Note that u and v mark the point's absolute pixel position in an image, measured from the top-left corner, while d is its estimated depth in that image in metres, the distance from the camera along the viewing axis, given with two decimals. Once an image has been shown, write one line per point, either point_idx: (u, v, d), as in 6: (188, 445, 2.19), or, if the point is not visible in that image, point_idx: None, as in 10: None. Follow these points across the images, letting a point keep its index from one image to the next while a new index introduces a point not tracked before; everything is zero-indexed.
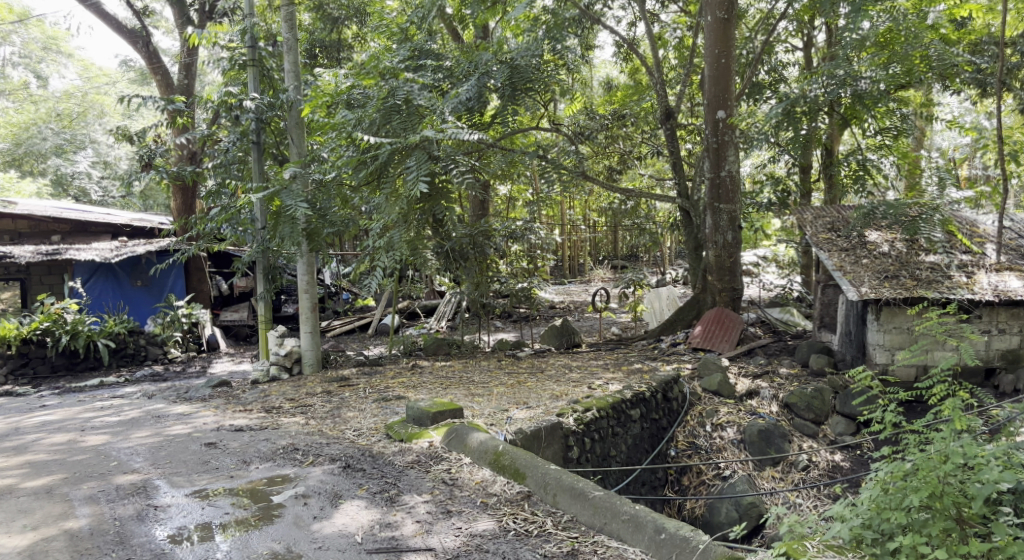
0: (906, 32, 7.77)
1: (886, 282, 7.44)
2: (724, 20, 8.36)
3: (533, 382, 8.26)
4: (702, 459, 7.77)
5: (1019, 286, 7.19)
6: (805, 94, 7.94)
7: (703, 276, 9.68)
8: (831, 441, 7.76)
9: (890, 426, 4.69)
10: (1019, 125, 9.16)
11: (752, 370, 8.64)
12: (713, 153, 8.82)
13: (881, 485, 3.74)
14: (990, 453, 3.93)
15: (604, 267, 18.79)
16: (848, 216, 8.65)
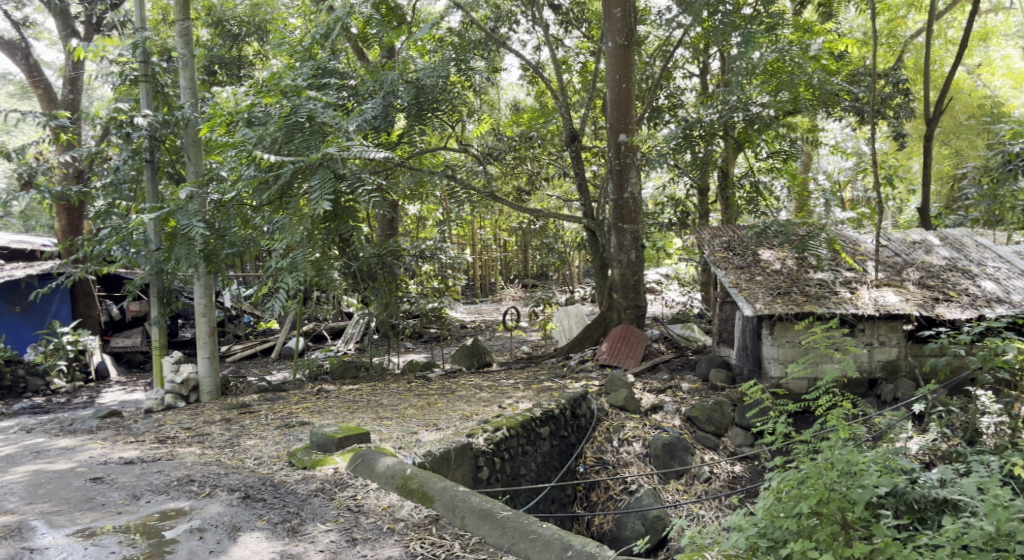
0: (792, 63, 8.04)
1: (779, 298, 7.82)
2: (624, 46, 8.65)
3: (443, 403, 8.21)
4: (609, 474, 7.91)
5: (896, 301, 7.69)
6: (701, 119, 8.35)
7: (609, 294, 9.90)
8: (731, 452, 8.00)
9: (783, 439, 5.57)
10: (893, 150, 9.86)
11: (656, 386, 8.87)
12: (616, 174, 9.07)
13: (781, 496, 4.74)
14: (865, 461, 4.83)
15: (515, 286, 18.92)
16: (742, 236, 9.05)
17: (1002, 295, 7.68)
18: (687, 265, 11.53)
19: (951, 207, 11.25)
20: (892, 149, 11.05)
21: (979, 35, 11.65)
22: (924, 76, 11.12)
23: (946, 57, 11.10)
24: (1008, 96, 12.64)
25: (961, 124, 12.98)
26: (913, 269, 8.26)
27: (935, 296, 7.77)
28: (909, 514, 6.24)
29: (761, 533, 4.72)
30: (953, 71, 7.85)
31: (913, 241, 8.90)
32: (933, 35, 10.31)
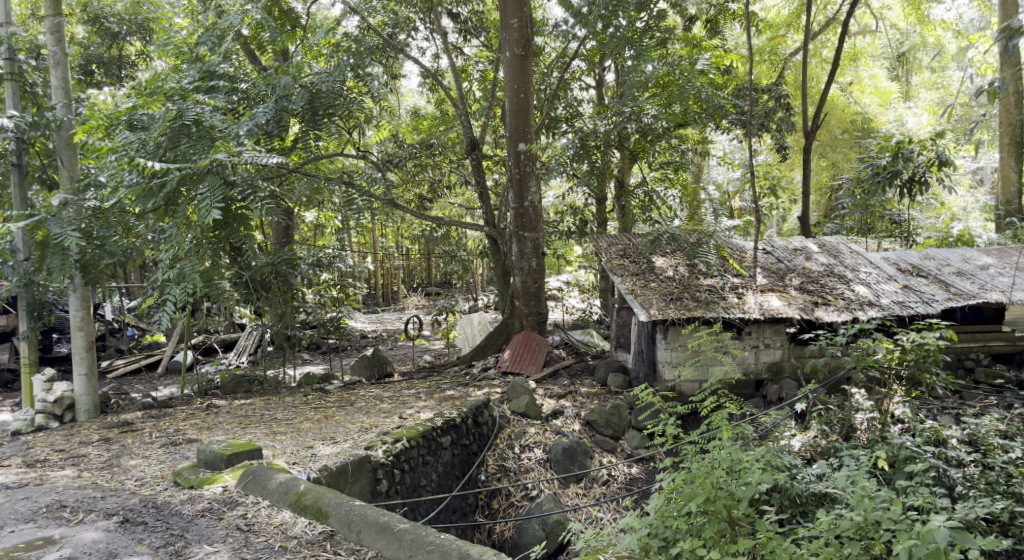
0: (682, 75, 8.35)
1: (672, 304, 8.06)
2: (521, 56, 8.75)
3: (341, 415, 8.02)
4: (510, 481, 7.94)
5: (779, 305, 8.09)
6: (596, 130, 8.56)
7: (511, 301, 9.97)
8: (628, 455, 8.18)
9: (672, 439, 6.20)
10: (775, 162, 10.42)
11: (557, 391, 8.97)
12: (516, 183, 9.15)
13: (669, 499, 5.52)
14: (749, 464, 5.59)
15: (418, 294, 18.78)
16: (638, 243, 9.32)
17: (873, 298, 8.18)
18: (587, 272, 11.74)
19: (828, 215, 11.97)
20: (774, 161, 11.67)
21: (849, 56, 12.52)
22: (801, 93, 11.83)
23: (821, 75, 11.85)
24: (876, 113, 13.61)
25: (836, 138, 13.86)
26: (794, 275, 8.72)
27: (814, 300, 8.22)
28: (791, 508, 6.61)
29: (654, 533, 5.52)
30: (828, 89, 8.36)
31: (794, 249, 9.41)
32: (809, 54, 10.98)
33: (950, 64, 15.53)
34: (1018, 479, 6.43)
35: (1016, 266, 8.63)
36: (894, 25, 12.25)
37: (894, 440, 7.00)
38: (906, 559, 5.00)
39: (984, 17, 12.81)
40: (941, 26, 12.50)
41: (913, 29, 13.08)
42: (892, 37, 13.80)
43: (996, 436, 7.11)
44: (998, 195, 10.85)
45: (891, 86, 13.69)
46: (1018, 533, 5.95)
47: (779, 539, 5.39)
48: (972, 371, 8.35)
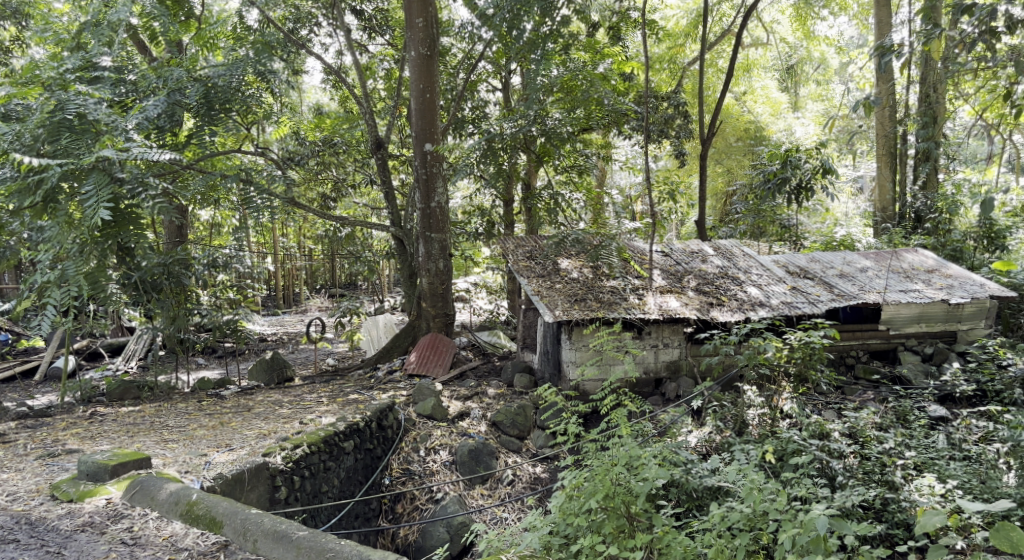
0: (584, 80, 8.77)
1: (576, 305, 8.24)
2: (427, 57, 8.74)
3: (238, 422, 7.74)
4: (415, 484, 7.84)
5: (677, 305, 8.39)
6: (502, 131, 8.60)
7: (417, 303, 9.91)
8: (533, 454, 8.23)
9: (574, 437, 6.36)
10: (672, 168, 10.82)
11: (463, 392, 8.96)
12: (422, 183, 9.09)
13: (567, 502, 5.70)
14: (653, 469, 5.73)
15: (321, 296, 18.43)
16: (544, 245, 9.46)
17: (764, 299, 8.57)
18: (494, 273, 11.80)
19: (723, 219, 12.50)
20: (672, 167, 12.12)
21: (742, 67, 13.14)
22: (698, 101, 12.32)
23: (717, 84, 12.41)
24: (768, 122, 14.32)
25: (731, 145, 14.49)
26: (691, 277, 9.05)
27: (709, 301, 8.56)
28: (688, 502, 6.83)
29: (556, 531, 5.75)
30: (722, 97, 8.75)
31: (691, 251, 9.77)
32: (705, 64, 11.50)
33: (834, 77, 16.54)
34: (891, 467, 6.88)
35: (890, 269, 9.27)
36: (783, 38, 12.96)
37: (782, 434, 7.35)
38: (790, 547, 5.26)
39: (863, 35, 13.73)
40: (825, 42, 13.31)
41: (800, 43, 13.90)
42: (781, 50, 14.59)
43: (872, 428, 7.58)
44: (876, 202, 11.53)
45: (781, 97, 14.47)
46: (890, 518, 6.38)
47: (674, 532, 5.62)
48: (853, 367, 8.81)
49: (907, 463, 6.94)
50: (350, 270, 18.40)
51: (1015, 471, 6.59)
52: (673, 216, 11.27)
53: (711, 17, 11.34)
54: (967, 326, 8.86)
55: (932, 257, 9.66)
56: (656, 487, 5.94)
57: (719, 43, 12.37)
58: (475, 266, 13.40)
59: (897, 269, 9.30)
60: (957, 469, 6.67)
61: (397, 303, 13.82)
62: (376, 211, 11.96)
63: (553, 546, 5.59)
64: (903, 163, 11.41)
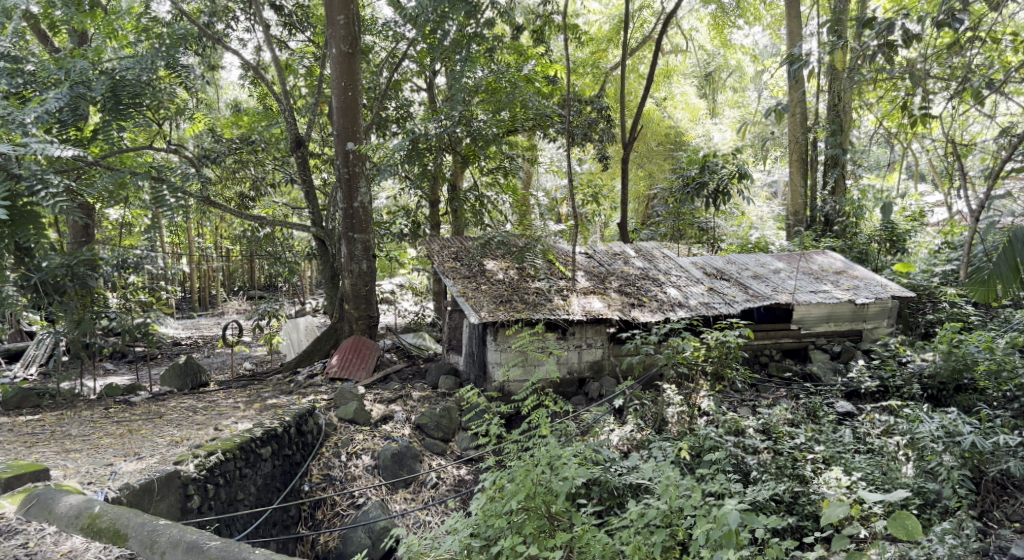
0: (508, 83, 8.83)
1: (501, 306, 8.26)
2: (348, 54, 8.67)
3: (148, 429, 7.42)
4: (336, 490, 7.65)
5: (600, 306, 8.52)
6: (426, 132, 8.56)
7: (340, 305, 9.76)
8: (457, 456, 8.17)
9: (496, 438, 6.42)
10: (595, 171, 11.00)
11: (386, 396, 8.84)
12: (345, 183, 8.98)
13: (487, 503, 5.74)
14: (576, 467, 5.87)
15: (240, 298, 17.93)
16: (469, 247, 9.45)
17: (683, 300, 8.79)
18: (419, 274, 11.73)
19: (645, 222, 12.77)
20: (594, 170, 12.31)
21: (663, 72, 13.49)
22: (620, 106, 12.60)
23: (638, 90, 12.69)
24: (687, 127, 14.78)
25: (652, 149, 14.85)
26: (614, 278, 9.22)
27: (631, 302, 8.72)
28: (609, 500, 6.93)
29: (477, 533, 5.75)
30: (643, 102, 8.98)
31: (613, 253, 9.94)
32: (626, 69, 11.80)
33: (748, 85, 17.22)
34: (802, 462, 7.14)
35: (801, 270, 9.66)
36: (701, 46, 13.40)
37: (700, 431, 7.54)
38: (705, 541, 5.40)
39: (776, 45, 14.32)
40: (741, 50, 13.83)
41: (717, 51, 14.38)
42: (699, 58, 15.07)
43: (784, 424, 7.85)
44: (789, 207, 11.98)
45: (700, 103, 14.93)
46: (800, 511, 6.62)
47: (593, 530, 5.68)
48: (766, 366, 9.11)
49: (817, 457, 7.22)
50: (270, 271, 17.98)
51: (913, 462, 6.97)
52: (597, 218, 11.44)
53: (631, 24, 11.63)
54: (871, 324, 9.26)
55: (839, 258, 10.12)
56: (576, 486, 5.99)
57: (640, 49, 12.69)
58: (400, 267, 13.29)
59: (807, 271, 9.70)
60: (862, 461, 7.00)
61: (318, 305, 13.56)
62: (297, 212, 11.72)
63: (475, 548, 5.59)
64: (813, 168, 11.89)
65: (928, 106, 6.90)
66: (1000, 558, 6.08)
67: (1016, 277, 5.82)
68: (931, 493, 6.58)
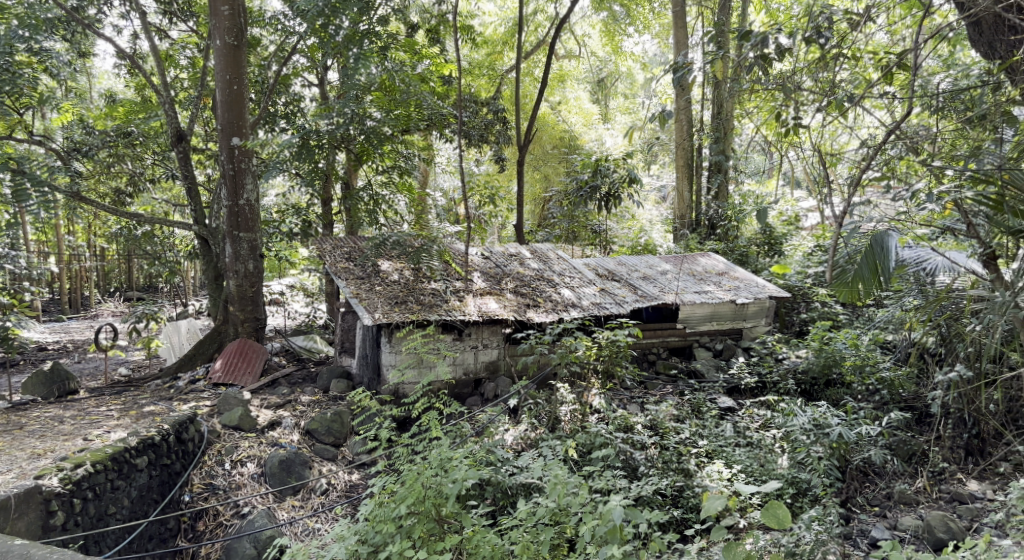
0: (402, 81, 8.80)
1: (396, 307, 8.15)
2: (233, 46, 8.47)
3: (6, 441, 6.87)
4: (219, 500, 7.25)
5: (495, 307, 8.56)
6: (317, 128, 8.37)
7: (224, 307, 9.41)
8: (349, 461, 7.96)
9: (387, 443, 6.34)
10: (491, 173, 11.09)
11: (274, 401, 8.55)
12: (230, 180, 8.73)
13: (375, 509, 5.66)
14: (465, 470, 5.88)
15: (116, 300, 17.00)
16: (362, 247, 9.31)
17: (576, 300, 8.97)
18: (312, 275, 11.48)
19: (541, 223, 12.97)
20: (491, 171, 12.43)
21: (558, 76, 13.79)
22: (515, 108, 12.77)
23: (534, 93, 12.92)
24: (580, 131, 15.20)
25: (548, 152, 15.16)
26: (509, 279, 9.30)
27: (526, 302, 8.80)
28: (503, 500, 6.94)
29: (364, 539, 5.66)
30: (538, 105, 9.15)
31: (509, 254, 10.03)
32: (522, 72, 12.02)
33: (638, 93, 18.00)
34: (687, 456, 7.38)
35: (685, 271, 10.07)
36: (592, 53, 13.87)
37: (591, 428, 7.66)
38: (590, 538, 5.47)
39: (665, 54, 14.94)
40: (631, 58, 14.40)
41: (610, 57, 14.84)
42: (592, 63, 15.49)
43: (671, 419, 8.11)
44: (676, 210, 12.49)
45: (592, 108, 15.40)
46: (685, 504, 6.86)
47: (482, 531, 5.69)
48: (654, 363, 9.39)
49: (700, 451, 7.51)
50: (150, 271, 17.17)
51: (787, 453, 7.34)
52: (494, 219, 11.53)
53: (525, 28, 11.87)
54: (750, 324, 9.76)
55: (722, 261, 10.62)
56: (466, 488, 5.94)
57: (535, 52, 12.97)
58: (291, 267, 12.96)
59: (692, 271, 10.13)
60: (741, 454, 7.32)
61: (203, 307, 13.03)
62: (180, 208, 11.23)
63: (361, 554, 5.52)
64: (696, 173, 12.49)
65: (800, 118, 7.29)
66: (862, 540, 6.51)
67: (875, 280, 6.20)
68: (803, 482, 6.93)
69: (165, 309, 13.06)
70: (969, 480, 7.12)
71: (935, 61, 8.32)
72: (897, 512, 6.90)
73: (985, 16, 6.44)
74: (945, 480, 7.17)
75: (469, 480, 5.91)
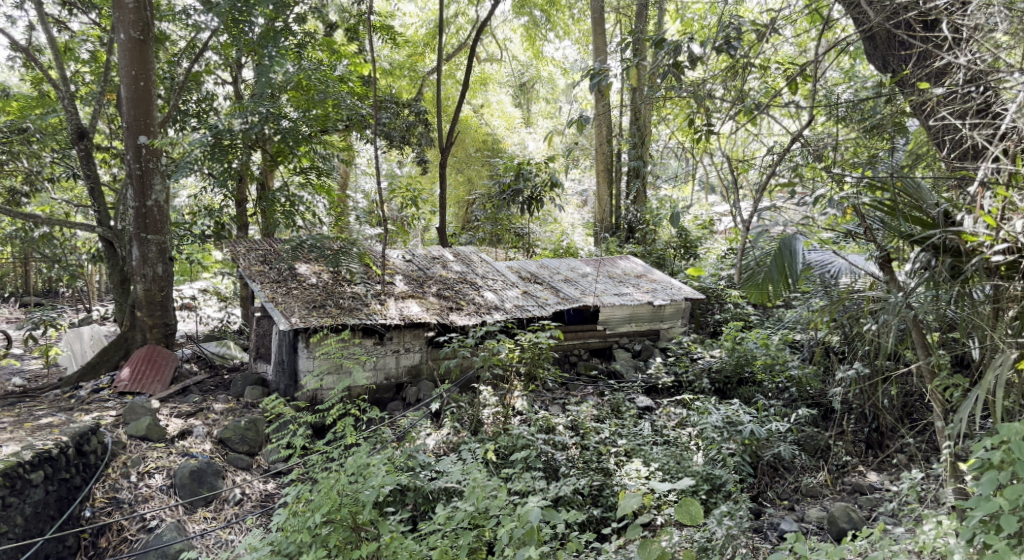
0: (319, 81, 8.66)
1: (314, 311, 7.98)
2: (139, 40, 8.18)
3: None
4: (124, 514, 6.86)
5: (417, 310, 8.51)
6: (229, 127, 8.14)
7: (131, 312, 9.06)
8: (264, 470, 7.74)
9: (300, 451, 6.17)
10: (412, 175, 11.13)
11: (185, 409, 8.26)
12: (137, 180, 8.46)
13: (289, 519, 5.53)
14: (384, 479, 5.80)
15: (12, 307, 16.10)
16: (278, 249, 9.12)
17: (499, 302, 9.00)
18: (227, 279, 11.17)
19: (464, 226, 13.00)
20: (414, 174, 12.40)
21: (479, 79, 13.87)
22: (437, 110, 12.78)
23: (455, 96, 12.96)
24: (503, 135, 15.34)
25: (470, 155, 15.24)
26: (432, 282, 9.24)
27: (448, 306, 8.77)
28: (424, 505, 6.86)
29: (278, 550, 5.52)
30: (458, 107, 9.18)
31: (431, 257, 9.98)
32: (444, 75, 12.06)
33: (559, 98, 18.30)
34: (606, 455, 7.48)
35: (605, 274, 10.27)
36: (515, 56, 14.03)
37: (513, 430, 7.67)
38: (508, 541, 5.40)
39: (586, 60, 15.27)
40: (551, 62, 14.64)
41: (531, 62, 15.04)
42: (514, 67, 15.65)
43: (591, 420, 8.21)
44: (597, 214, 12.74)
45: (515, 112, 15.56)
46: (605, 503, 6.94)
47: (400, 537, 5.61)
48: (575, 365, 9.50)
49: (619, 450, 7.62)
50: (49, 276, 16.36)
51: (702, 450, 7.52)
52: (416, 222, 11.50)
53: (445, 30, 11.90)
54: (668, 324, 10.10)
55: (640, 263, 10.89)
56: (383, 494, 5.86)
57: (456, 54, 13.03)
58: (204, 270, 12.59)
59: (611, 274, 10.33)
60: (658, 452, 7.39)
61: (108, 311, 12.48)
62: (82, 209, 10.74)
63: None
64: (615, 178, 12.79)
65: (712, 124, 7.52)
66: (771, 533, 6.72)
67: (784, 281, 6.46)
68: (717, 478, 7.11)
69: (67, 315, 12.45)
70: (869, 472, 7.56)
71: (834, 72, 8.78)
72: (804, 505, 7.17)
73: (878, 32, 7.00)
74: (847, 473, 7.55)
75: (386, 487, 5.83)
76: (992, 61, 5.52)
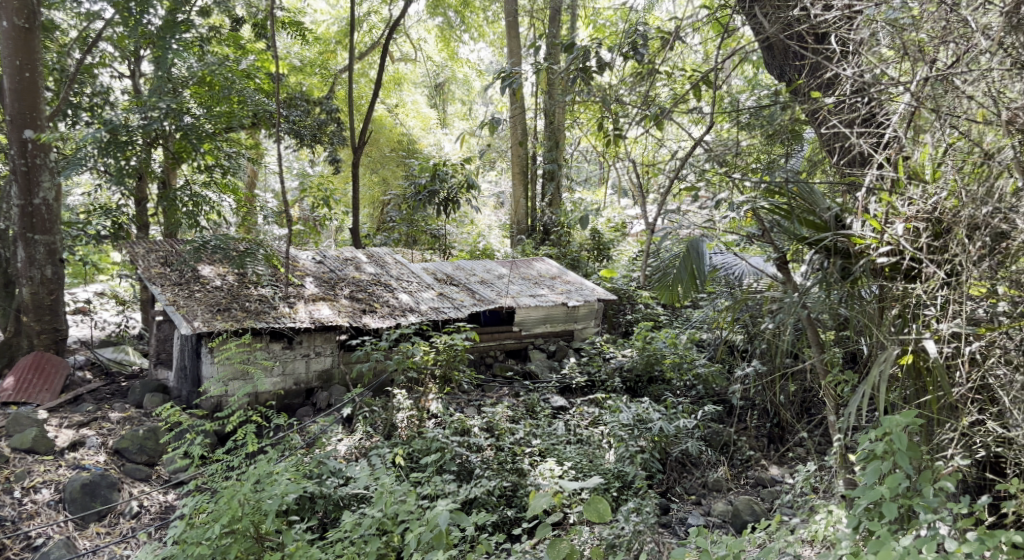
0: (223, 76, 8.40)
1: (218, 315, 7.70)
2: (24, 29, 7.82)
3: None
4: (6, 532, 6.37)
5: (327, 313, 8.35)
6: (126, 123, 7.80)
7: (17, 317, 8.59)
8: (164, 481, 7.38)
9: (198, 461, 5.89)
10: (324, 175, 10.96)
11: (77, 420, 7.83)
12: (22, 177, 8.05)
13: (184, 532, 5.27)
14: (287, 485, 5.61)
15: None
16: (180, 250, 8.79)
17: (413, 305, 8.92)
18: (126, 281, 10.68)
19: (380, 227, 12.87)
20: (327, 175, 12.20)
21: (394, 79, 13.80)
22: (349, 110, 12.63)
23: (369, 95, 12.83)
24: (419, 136, 15.30)
25: (386, 155, 15.12)
26: (345, 284, 9.08)
27: (361, 308, 8.63)
28: (333, 512, 6.69)
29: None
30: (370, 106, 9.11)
31: (344, 258, 9.81)
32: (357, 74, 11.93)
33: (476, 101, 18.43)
34: (520, 456, 7.48)
35: (520, 276, 10.35)
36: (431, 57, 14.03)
37: (427, 434, 7.54)
38: (416, 546, 5.23)
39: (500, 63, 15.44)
40: (468, 64, 14.69)
41: (447, 64, 15.09)
42: (429, 68, 15.64)
43: (506, 421, 8.20)
44: (513, 216, 12.84)
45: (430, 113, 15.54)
46: (518, 503, 6.96)
47: (305, 546, 5.45)
48: (491, 366, 9.50)
49: (533, 451, 7.62)
50: None
51: (613, 448, 7.62)
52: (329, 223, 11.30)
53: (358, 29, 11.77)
54: (581, 325, 10.22)
55: (555, 265, 11.03)
56: (286, 502, 5.65)
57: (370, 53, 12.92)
58: (101, 273, 12.00)
59: (526, 276, 10.43)
60: (571, 451, 7.42)
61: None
62: None
63: None
64: (531, 180, 12.92)
65: (616, 128, 7.71)
66: (679, 527, 6.86)
67: (693, 284, 6.51)
68: (628, 476, 7.20)
69: None
70: (771, 465, 7.86)
71: (734, 81, 9.14)
72: (710, 499, 7.36)
73: (775, 42, 7.30)
74: (751, 467, 7.83)
75: (290, 495, 5.63)
76: (875, 73, 5.81)
